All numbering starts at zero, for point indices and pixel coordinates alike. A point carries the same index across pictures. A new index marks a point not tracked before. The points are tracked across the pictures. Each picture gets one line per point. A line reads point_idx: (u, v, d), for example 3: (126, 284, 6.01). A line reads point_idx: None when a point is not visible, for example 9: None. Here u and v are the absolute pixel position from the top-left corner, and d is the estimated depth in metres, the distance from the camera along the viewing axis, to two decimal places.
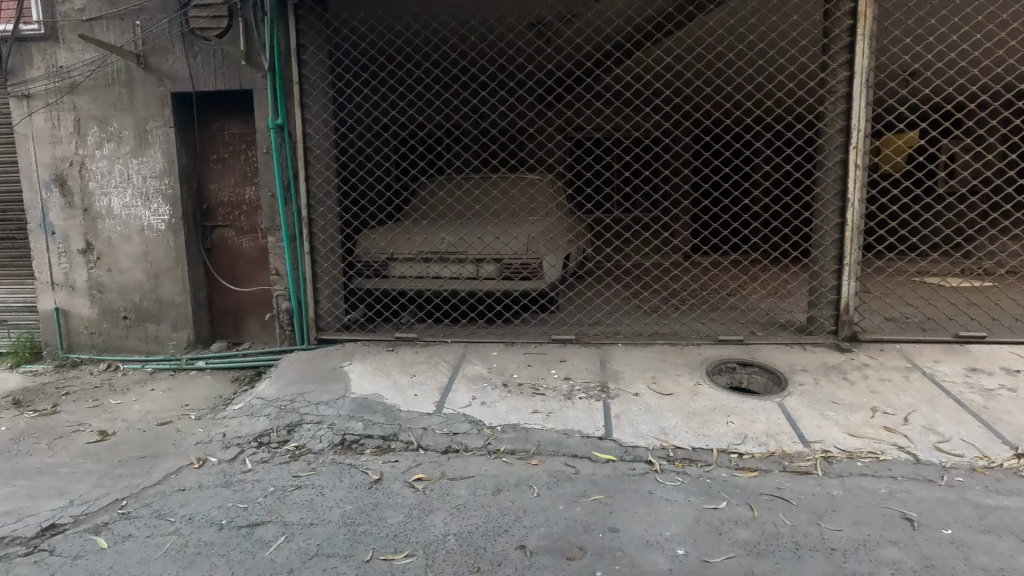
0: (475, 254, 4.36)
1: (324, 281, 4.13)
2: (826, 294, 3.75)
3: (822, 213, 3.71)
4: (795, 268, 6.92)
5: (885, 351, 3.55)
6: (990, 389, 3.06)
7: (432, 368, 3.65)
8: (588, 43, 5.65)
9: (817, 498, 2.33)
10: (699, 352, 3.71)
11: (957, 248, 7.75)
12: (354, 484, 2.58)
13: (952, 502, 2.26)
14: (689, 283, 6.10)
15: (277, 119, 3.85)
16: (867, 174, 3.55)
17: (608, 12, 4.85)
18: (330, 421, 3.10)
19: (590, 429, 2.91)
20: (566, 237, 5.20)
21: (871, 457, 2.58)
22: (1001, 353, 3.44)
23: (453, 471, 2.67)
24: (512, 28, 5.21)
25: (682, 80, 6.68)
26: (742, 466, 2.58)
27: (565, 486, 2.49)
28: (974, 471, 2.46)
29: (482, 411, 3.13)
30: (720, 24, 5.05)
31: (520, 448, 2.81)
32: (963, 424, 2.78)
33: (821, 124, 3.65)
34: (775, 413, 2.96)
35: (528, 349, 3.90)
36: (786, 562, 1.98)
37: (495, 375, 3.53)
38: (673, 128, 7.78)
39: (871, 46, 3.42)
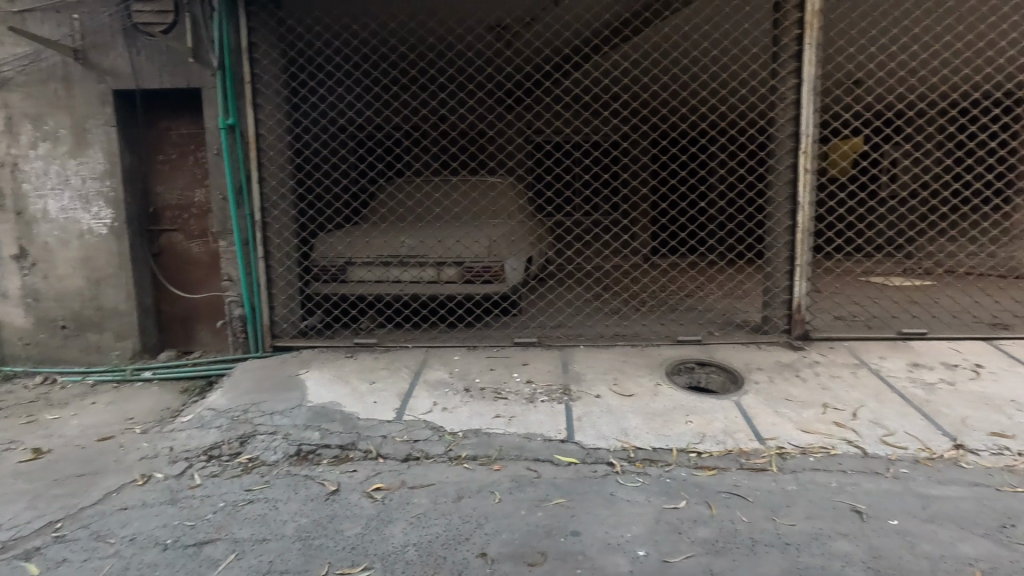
0: (436, 257, 4.32)
1: (279, 287, 4.00)
2: (779, 294, 3.85)
3: (774, 216, 3.82)
4: (749, 268, 7.14)
5: (834, 349, 3.68)
6: (930, 383, 3.21)
7: (392, 374, 3.58)
8: (548, 47, 5.69)
9: (771, 494, 2.38)
10: (659, 353, 3.76)
11: (900, 249, 8.14)
12: (310, 497, 2.50)
13: (897, 494, 2.35)
14: (649, 285, 6.19)
15: (227, 119, 3.70)
16: (817, 178, 3.67)
17: (567, 16, 4.88)
18: (285, 431, 2.99)
19: (553, 433, 2.90)
20: (529, 241, 5.19)
21: (823, 452, 2.66)
22: (941, 348, 3.61)
23: (414, 478, 2.62)
24: (471, 29, 5.17)
25: (640, 85, 6.82)
26: (700, 464, 2.62)
27: (526, 490, 2.48)
28: (918, 463, 2.56)
29: (443, 417, 3.08)
30: (676, 31, 5.16)
31: (482, 454, 2.79)
32: (907, 417, 2.90)
33: (773, 130, 3.76)
34: (731, 412, 3.02)
35: (490, 353, 3.88)
36: (743, 559, 2.01)
37: (457, 380, 3.48)
38: (632, 132, 7.93)
39: (817, 55, 3.55)
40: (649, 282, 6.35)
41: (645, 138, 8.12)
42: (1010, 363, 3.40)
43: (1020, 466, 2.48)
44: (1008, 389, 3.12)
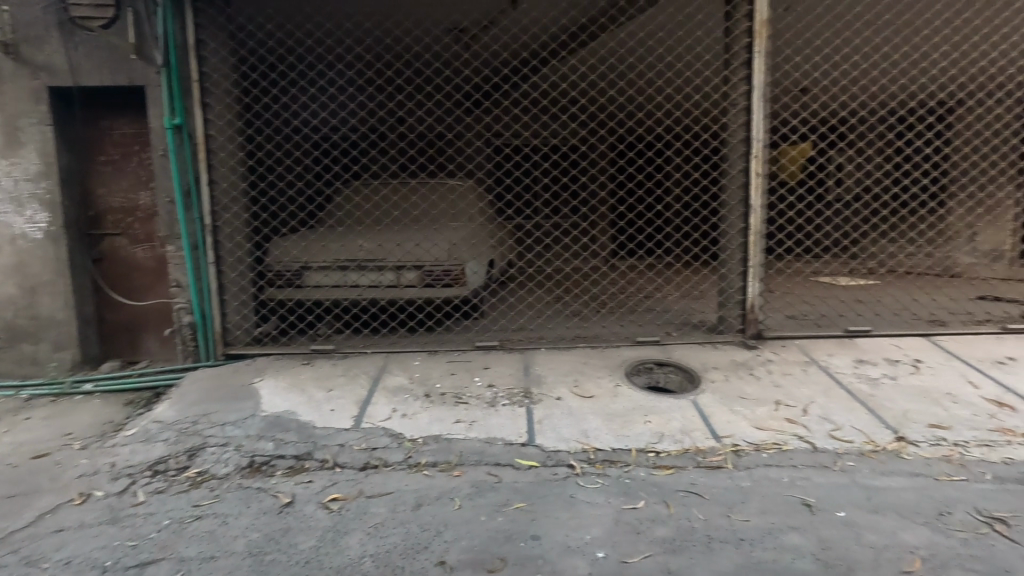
0: (395, 261, 4.25)
1: (231, 293, 3.86)
2: (734, 295, 3.95)
3: (727, 218, 3.92)
4: (704, 270, 7.32)
5: (786, 347, 3.80)
6: (874, 378, 3.35)
7: (350, 381, 3.50)
8: (506, 50, 5.69)
9: (728, 491, 2.43)
10: (619, 354, 3.80)
11: (846, 250, 8.52)
12: (262, 510, 2.41)
13: (845, 486, 2.44)
14: (609, 287, 6.27)
15: (174, 119, 3.54)
16: (768, 182, 3.78)
17: (525, 20, 4.90)
18: (237, 442, 2.89)
19: (513, 437, 2.89)
20: (490, 243, 5.16)
21: (776, 448, 2.73)
22: (884, 345, 3.78)
23: (372, 487, 2.56)
24: (429, 31, 5.13)
25: (597, 90, 6.91)
26: (659, 464, 2.66)
27: (487, 496, 2.46)
28: (863, 456, 2.66)
29: (402, 424, 3.03)
30: (632, 37, 5.24)
31: (442, 460, 2.75)
32: (854, 411, 3.02)
33: (726, 135, 3.87)
34: (689, 411, 3.08)
35: (451, 357, 3.85)
36: (698, 556, 2.04)
37: (417, 386, 3.43)
38: (590, 136, 8.04)
39: (766, 63, 3.67)
40: (609, 284, 6.43)
41: (604, 141, 8.25)
42: (946, 357, 3.58)
43: (956, 456, 2.61)
44: (945, 382, 3.28)
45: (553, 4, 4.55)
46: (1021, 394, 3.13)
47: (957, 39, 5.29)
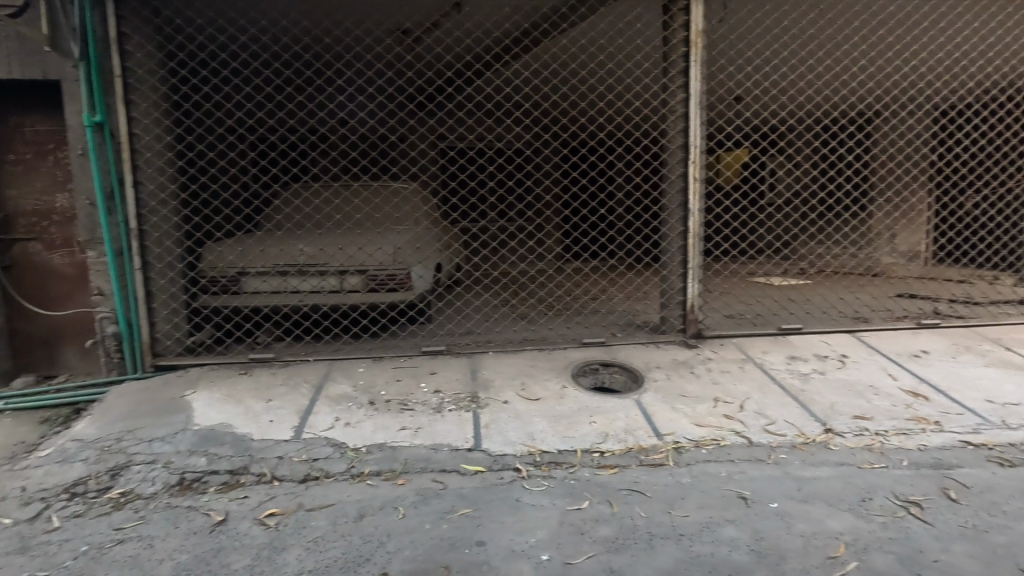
0: (338, 265, 4.13)
1: (160, 301, 3.66)
2: (675, 296, 4.06)
3: (668, 222, 4.03)
4: (648, 272, 7.52)
5: (724, 346, 3.94)
6: (804, 373, 3.53)
7: (291, 391, 3.37)
8: (449, 53, 5.65)
9: (669, 488, 2.49)
10: (565, 355, 3.84)
11: (778, 252, 8.97)
12: (192, 530, 2.28)
13: (777, 478, 2.55)
14: (557, 289, 6.33)
15: (94, 116, 3.32)
16: (705, 187, 3.91)
17: (468, 23, 4.88)
18: (166, 459, 2.73)
19: (460, 442, 2.86)
20: (436, 247, 5.11)
21: (714, 443, 2.82)
22: (813, 342, 3.98)
23: (312, 500, 2.47)
24: (371, 31, 5.03)
25: (540, 95, 6.97)
26: (603, 463, 2.70)
27: (432, 503, 2.42)
28: (794, 448, 2.79)
29: (345, 433, 2.94)
30: (574, 45, 5.32)
31: (386, 469, 2.69)
32: (786, 405, 3.17)
33: (665, 140, 3.98)
34: (633, 410, 3.14)
35: (397, 363, 3.78)
36: (639, 554, 2.08)
37: (361, 394, 3.34)
38: (534, 140, 8.12)
39: (702, 71, 3.80)
40: (556, 287, 6.51)
41: (548, 146, 8.35)
42: (869, 352, 3.81)
43: (877, 445, 2.78)
44: (868, 376, 3.49)
45: (495, 8, 4.55)
46: (934, 384, 3.37)
47: (875, 55, 5.66)
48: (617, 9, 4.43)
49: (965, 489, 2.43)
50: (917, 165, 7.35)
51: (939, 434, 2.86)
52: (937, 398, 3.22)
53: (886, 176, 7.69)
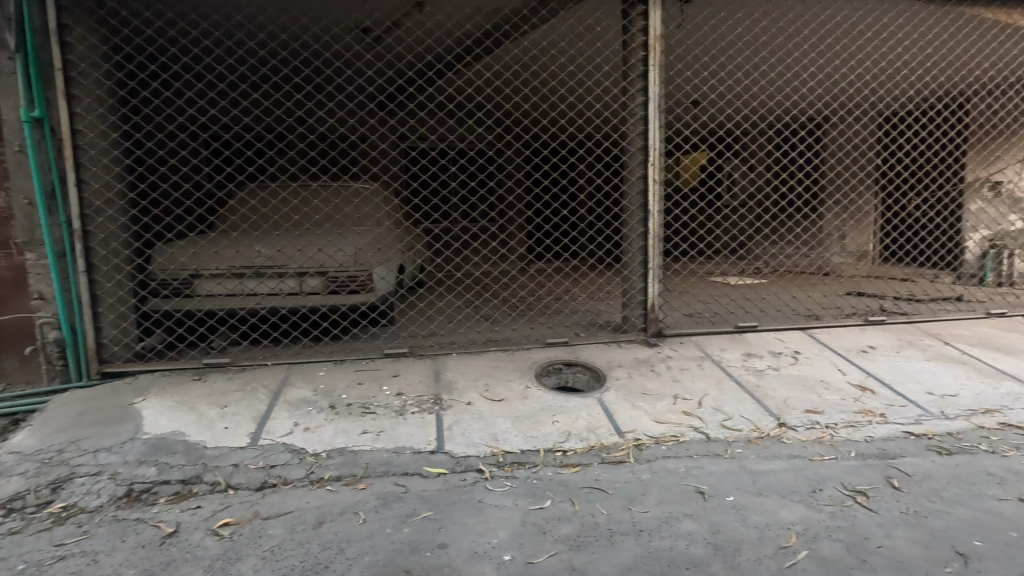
0: (296, 267, 4.03)
1: (107, 305, 3.50)
2: (636, 295, 4.13)
3: (629, 223, 4.09)
4: (610, 273, 7.63)
5: (684, 344, 4.03)
6: (760, 369, 3.64)
7: (247, 397, 3.28)
8: (410, 53, 5.60)
9: (629, 484, 2.53)
10: (528, 356, 3.86)
11: (735, 252, 9.25)
12: (140, 543, 2.19)
13: (733, 472, 2.62)
14: (520, 290, 6.36)
15: (32, 111, 3.14)
16: (664, 189, 3.99)
17: (429, 23, 4.84)
18: (113, 470, 2.61)
19: (422, 444, 2.84)
20: (399, 248, 5.04)
21: (674, 440, 2.88)
22: (768, 339, 4.11)
23: (269, 508, 2.41)
24: (329, 30, 4.93)
25: (502, 96, 6.98)
26: (566, 462, 2.72)
27: (393, 507, 2.39)
28: (750, 443, 2.86)
29: (304, 439, 2.88)
30: (536, 47, 5.34)
31: (347, 474, 2.64)
32: (742, 401, 3.26)
33: (625, 142, 4.04)
34: (595, 408, 3.18)
35: (358, 366, 3.71)
36: (601, 551, 2.10)
37: (322, 399, 3.27)
38: (496, 141, 8.14)
39: (660, 76, 3.88)
40: (519, 287, 6.53)
41: (510, 147, 8.38)
42: (820, 348, 3.95)
43: (827, 437, 2.89)
44: (819, 371, 3.62)
45: (456, 8, 4.54)
46: (880, 378, 3.52)
47: (824, 62, 5.89)
48: (578, 13, 4.48)
49: (907, 477, 2.55)
50: (863, 169, 7.69)
51: (883, 425, 3.00)
52: (882, 391, 3.37)
53: (834, 179, 8.02)
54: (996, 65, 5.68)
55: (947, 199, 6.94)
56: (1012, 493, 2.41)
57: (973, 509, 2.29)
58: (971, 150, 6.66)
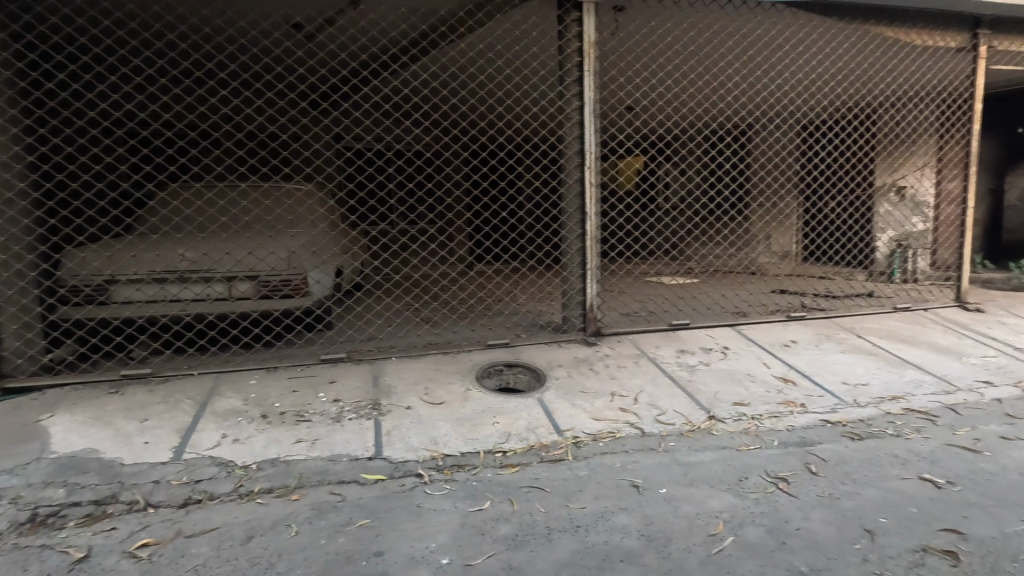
0: (224, 271, 3.85)
1: (7, 315, 3.21)
2: (575, 296, 4.20)
3: (567, 225, 4.16)
4: (549, 274, 7.74)
5: (621, 343, 4.14)
6: (692, 365, 3.79)
7: (171, 408, 3.10)
8: (344, 51, 5.47)
9: (567, 482, 2.57)
10: (469, 358, 3.85)
11: (669, 253, 9.60)
12: (45, 571, 2.02)
13: (666, 465, 2.71)
14: (460, 293, 6.34)
15: None
16: (600, 192, 4.09)
17: (364, 23, 4.76)
18: (13, 494, 2.39)
19: (360, 451, 2.78)
20: (335, 250, 4.90)
21: (610, 436, 2.95)
22: (699, 335, 4.29)
23: (193, 526, 2.28)
24: (257, 25, 4.75)
25: (439, 98, 6.94)
26: (505, 462, 2.73)
27: (327, 518, 2.32)
28: (682, 435, 2.98)
29: (233, 451, 2.75)
30: (473, 50, 5.35)
31: (279, 485, 2.54)
32: (676, 396, 3.38)
33: (563, 146, 4.11)
34: (535, 408, 3.22)
35: (292, 373, 3.59)
36: (538, 548, 2.12)
37: (252, 408, 3.14)
38: (435, 143, 8.08)
39: (595, 81, 3.98)
40: (459, 290, 6.51)
41: (449, 148, 8.33)
42: (747, 344, 4.16)
43: (753, 428, 3.04)
44: (746, 365, 3.81)
45: (392, 8, 4.48)
46: (800, 371, 3.74)
47: (748, 72, 6.20)
48: (514, 17, 4.53)
49: (824, 462, 2.73)
50: (784, 174, 8.16)
51: (803, 414, 3.19)
52: (803, 382, 3.59)
53: (759, 184, 8.46)
54: (895, 80, 6.19)
55: (858, 203, 7.47)
56: (913, 472, 2.63)
57: (880, 489, 2.48)
58: (878, 158, 7.20)
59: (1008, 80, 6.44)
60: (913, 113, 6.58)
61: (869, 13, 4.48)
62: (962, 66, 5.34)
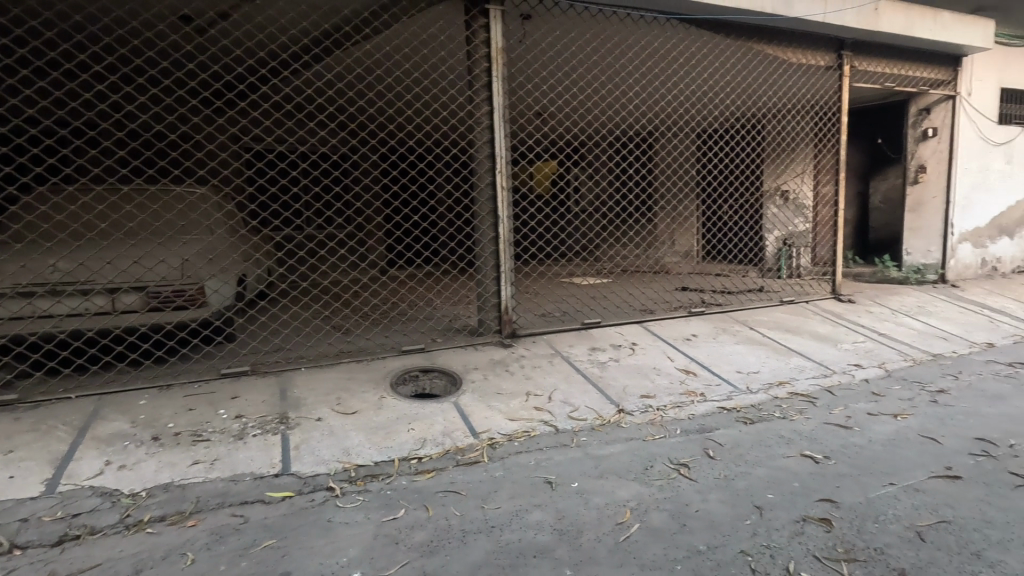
0: (106, 283, 3.51)
1: None
2: (490, 298, 4.24)
3: (480, 228, 4.18)
4: (466, 278, 7.76)
5: (536, 343, 4.22)
6: (603, 362, 3.94)
7: (42, 437, 2.78)
8: (240, 46, 5.18)
9: (482, 483, 2.58)
10: (384, 365, 3.77)
11: (582, 255, 9.95)
12: None
13: (578, 459, 2.80)
14: (374, 299, 6.18)
15: None
16: (512, 195, 4.14)
17: (260, 18, 4.52)
18: None
19: (265, 468, 2.64)
20: (236, 257, 4.63)
21: (525, 435, 3.00)
22: (610, 333, 4.47)
23: (69, 565, 2.05)
24: (139, 15, 4.39)
25: (345, 98, 6.76)
26: (421, 469, 2.70)
27: (228, 542, 2.17)
28: (594, 430, 3.10)
29: (118, 479, 2.51)
30: (381, 52, 5.25)
31: (172, 512, 2.35)
32: (587, 392, 3.51)
33: (473, 150, 4.13)
34: (451, 413, 3.20)
35: (189, 390, 3.33)
36: (453, 552, 2.11)
37: (142, 430, 2.88)
38: (343, 145, 7.86)
39: (503, 87, 4.04)
40: (372, 296, 6.35)
41: (358, 151, 8.13)
42: (654, 339, 4.39)
43: (658, 419, 3.22)
44: (652, 359, 4.02)
45: (291, 5, 4.31)
46: (700, 362, 4.00)
47: (646, 82, 6.58)
48: (421, 21, 4.50)
49: (720, 446, 2.94)
50: (683, 178, 8.69)
51: (703, 403, 3.43)
52: (703, 373, 3.84)
53: (661, 188, 8.96)
54: (774, 95, 6.83)
55: (749, 205, 8.12)
56: (795, 449, 2.89)
57: (768, 468, 2.70)
58: (763, 165, 7.87)
59: (867, 97, 7.26)
60: (790, 124, 7.29)
61: (749, 31, 4.89)
62: (827, 83, 5.98)
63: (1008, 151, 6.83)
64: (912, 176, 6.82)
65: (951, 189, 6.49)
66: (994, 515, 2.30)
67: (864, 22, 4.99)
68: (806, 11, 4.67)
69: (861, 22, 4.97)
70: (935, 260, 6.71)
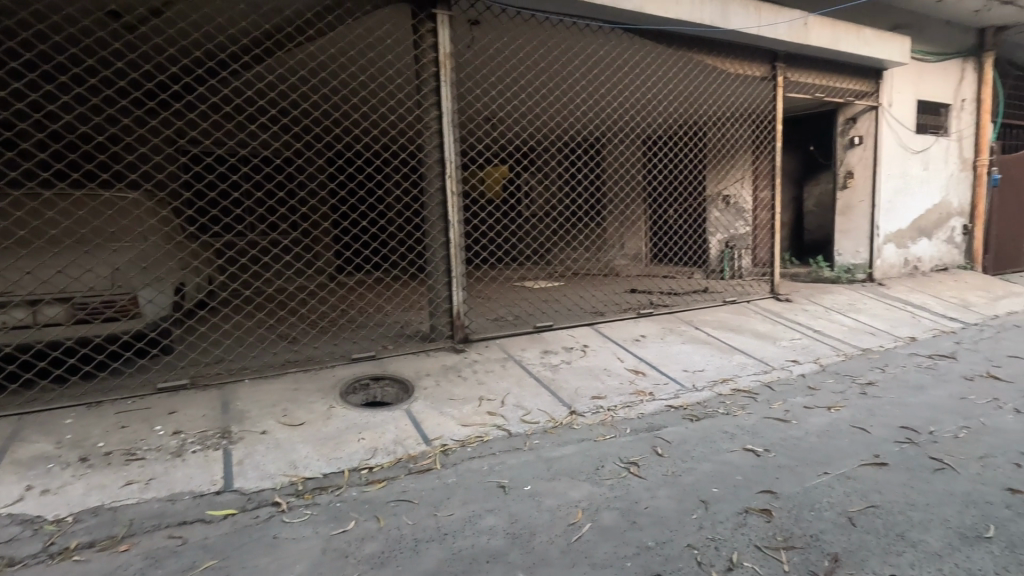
0: (27, 295, 3.32)
1: None
2: (441, 304, 4.20)
3: (431, 233, 4.15)
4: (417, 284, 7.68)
5: (489, 347, 4.22)
6: (555, 364, 3.98)
7: None
8: (174, 44, 4.95)
9: (434, 491, 2.55)
10: (332, 374, 3.67)
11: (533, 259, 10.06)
12: None
13: (531, 463, 2.81)
14: (322, 306, 6.03)
15: None
16: (462, 200, 4.13)
17: (195, 15, 4.35)
18: None
19: (206, 485, 2.53)
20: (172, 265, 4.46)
21: (478, 440, 3.00)
22: (561, 335, 4.52)
23: None
24: (61, 9, 4.13)
25: (288, 100, 6.60)
26: (371, 479, 2.65)
27: (165, 566, 2.06)
28: (546, 432, 3.13)
29: (41, 505, 2.34)
30: (326, 54, 5.14)
31: (102, 537, 2.20)
32: (539, 395, 3.53)
33: (422, 154, 4.10)
34: (402, 420, 3.16)
35: (121, 407, 3.14)
36: (404, 562, 2.08)
37: (69, 452, 2.70)
38: (287, 149, 7.67)
39: (451, 92, 4.03)
40: (320, 304, 6.19)
41: (303, 155, 7.94)
42: (604, 341, 4.47)
43: (608, 419, 3.28)
44: (603, 361, 4.08)
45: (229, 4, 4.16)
46: (649, 362, 4.10)
47: (592, 89, 6.73)
48: (367, 24, 4.44)
49: (668, 444, 3.02)
50: (629, 184, 8.94)
51: (652, 402, 3.52)
52: (651, 372, 3.94)
53: (608, 193, 9.19)
54: (713, 104, 7.14)
55: (692, 210, 8.43)
56: (738, 444, 3.00)
57: (713, 463, 2.80)
58: (704, 171, 8.20)
59: (799, 106, 7.66)
60: (728, 131, 7.64)
61: (689, 42, 5.08)
62: (762, 93, 6.30)
63: (925, 158, 7.35)
64: (841, 181, 7.24)
65: (876, 193, 6.93)
66: (915, 497, 2.47)
67: (795, 36, 5.27)
68: (741, 24, 4.89)
69: (793, 36, 5.25)
70: (863, 260, 7.13)
